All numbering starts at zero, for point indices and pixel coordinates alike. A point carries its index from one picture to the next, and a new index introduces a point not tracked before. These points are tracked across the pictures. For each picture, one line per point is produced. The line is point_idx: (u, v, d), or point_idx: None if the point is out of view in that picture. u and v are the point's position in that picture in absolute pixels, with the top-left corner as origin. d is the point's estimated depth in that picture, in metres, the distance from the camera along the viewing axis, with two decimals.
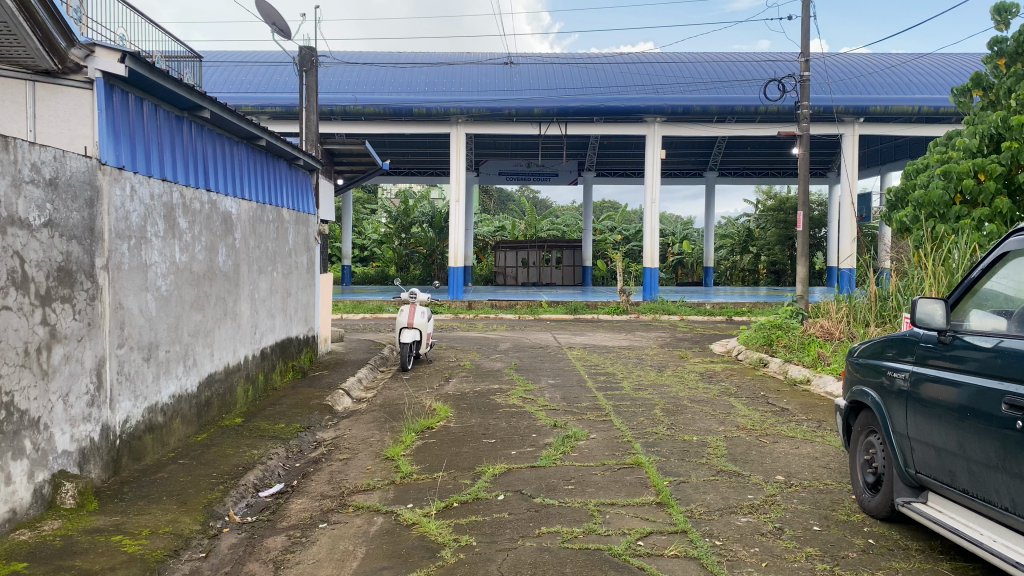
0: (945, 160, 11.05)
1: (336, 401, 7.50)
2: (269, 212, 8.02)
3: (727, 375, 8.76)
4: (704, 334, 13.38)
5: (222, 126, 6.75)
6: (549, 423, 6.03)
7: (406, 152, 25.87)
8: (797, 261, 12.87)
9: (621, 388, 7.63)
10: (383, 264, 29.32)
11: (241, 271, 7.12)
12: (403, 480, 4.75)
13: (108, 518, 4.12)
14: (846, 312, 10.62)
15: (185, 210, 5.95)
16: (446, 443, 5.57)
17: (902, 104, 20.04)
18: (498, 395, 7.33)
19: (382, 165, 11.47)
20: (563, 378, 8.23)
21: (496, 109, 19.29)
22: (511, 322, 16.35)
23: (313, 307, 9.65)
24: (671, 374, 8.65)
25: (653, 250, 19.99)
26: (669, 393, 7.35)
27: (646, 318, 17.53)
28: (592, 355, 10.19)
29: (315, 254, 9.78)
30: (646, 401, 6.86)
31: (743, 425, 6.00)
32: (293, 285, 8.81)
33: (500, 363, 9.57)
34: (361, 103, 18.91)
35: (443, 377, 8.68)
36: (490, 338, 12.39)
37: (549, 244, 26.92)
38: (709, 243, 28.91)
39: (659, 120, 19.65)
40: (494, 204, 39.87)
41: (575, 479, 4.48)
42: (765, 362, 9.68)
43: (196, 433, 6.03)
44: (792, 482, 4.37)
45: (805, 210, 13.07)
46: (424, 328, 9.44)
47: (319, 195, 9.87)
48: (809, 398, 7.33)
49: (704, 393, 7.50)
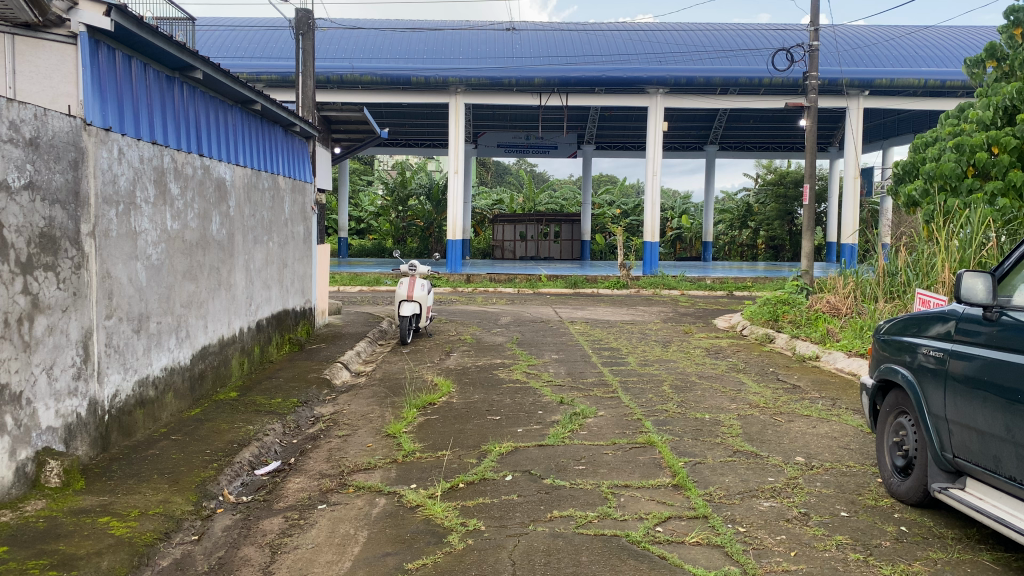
0: (958, 132, 10.78)
1: (334, 375, 7.29)
2: (265, 180, 7.75)
3: (734, 351, 8.56)
4: (707, 309, 13.18)
5: (215, 88, 6.46)
6: (555, 399, 5.82)
7: (404, 122, 25.47)
8: (802, 235, 12.64)
9: (627, 363, 7.42)
10: (379, 236, 29.00)
11: (236, 240, 6.87)
12: (405, 459, 4.54)
13: (95, 498, 3.91)
14: (854, 287, 10.41)
15: (177, 175, 5.68)
16: (449, 420, 5.36)
17: (908, 77, 19.68)
18: (501, 370, 7.12)
19: (380, 133, 11.16)
20: (567, 353, 8.02)
21: (496, 79, 18.91)
22: (510, 296, 16.12)
23: (310, 278, 9.41)
24: (677, 349, 8.44)
25: (654, 223, 19.71)
26: (677, 369, 7.15)
27: (646, 293, 17.32)
28: (595, 330, 9.98)
29: (312, 224, 9.51)
30: (654, 377, 6.65)
31: (755, 402, 5.79)
32: (289, 256, 8.55)
33: (502, 337, 9.35)
34: (358, 71, 18.50)
35: (443, 351, 8.46)
36: (489, 312, 12.17)
37: (547, 219, 26.62)
38: (709, 218, 28.63)
39: (662, 91, 19.29)
40: (491, 177, 39.49)
41: (586, 459, 4.27)
42: (772, 338, 9.47)
43: (189, 408, 5.81)
44: (813, 464, 4.18)
45: (812, 183, 12.81)
46: (423, 302, 9.27)
47: (315, 163, 9.58)
48: (820, 375, 7.13)
49: (713, 369, 7.30)
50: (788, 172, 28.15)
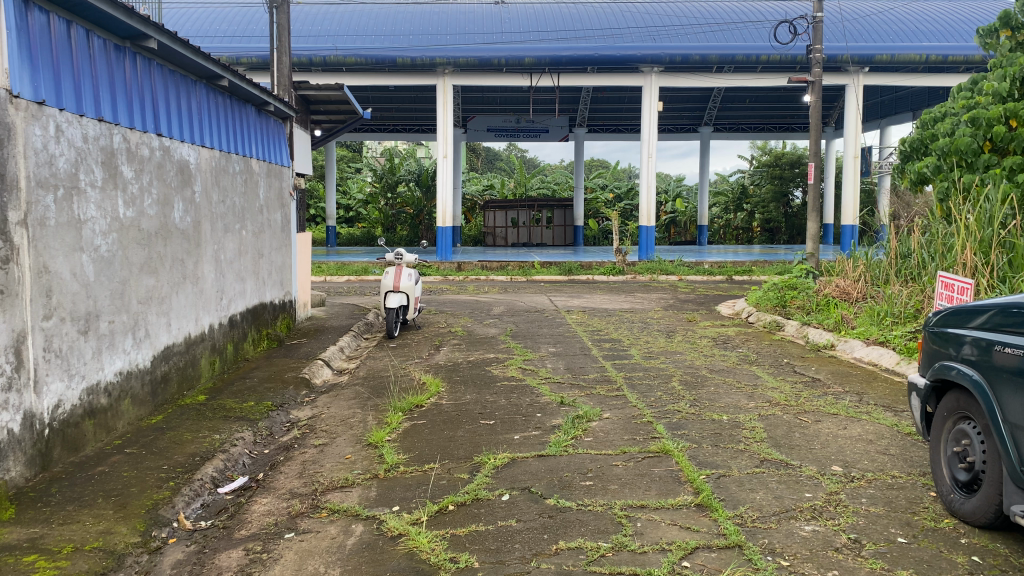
0: (972, 105, 10.23)
1: (313, 374, 6.73)
2: (236, 163, 7.17)
3: (743, 340, 8.03)
4: (708, 295, 12.65)
5: (174, 61, 5.85)
6: (555, 399, 5.28)
7: (391, 106, 24.79)
8: (807, 217, 12.11)
9: (631, 356, 6.88)
10: (368, 225, 28.39)
11: (203, 228, 6.30)
12: (387, 474, 4.00)
13: (24, 530, 3.35)
14: (863, 269, 9.89)
15: (131, 156, 5.09)
16: (438, 426, 4.82)
17: (909, 53, 19.10)
18: (495, 366, 6.58)
19: (363, 113, 10.54)
20: (565, 345, 7.47)
21: (485, 59, 18.26)
22: (502, 284, 15.55)
23: (290, 269, 8.83)
24: (682, 339, 7.91)
25: (650, 207, 19.11)
26: (684, 362, 6.61)
27: (643, 279, 16.78)
28: (593, 319, 9.44)
29: (291, 211, 8.93)
30: (662, 372, 6.12)
31: (776, 400, 5.26)
32: (265, 246, 7.97)
33: (495, 328, 8.81)
34: (341, 52, 17.82)
35: (433, 345, 7.91)
36: (481, 301, 11.61)
37: (539, 204, 25.93)
38: (703, 201, 28.09)
39: (656, 70, 18.70)
40: (481, 163, 38.80)
41: (594, 473, 3.74)
42: (781, 325, 8.94)
43: (150, 415, 5.25)
44: (853, 475, 3.65)
45: (816, 162, 12.24)
46: (411, 292, 8.74)
47: (293, 146, 8.98)
48: (839, 366, 6.62)
49: (722, 361, 6.77)
50: (783, 153, 27.64)
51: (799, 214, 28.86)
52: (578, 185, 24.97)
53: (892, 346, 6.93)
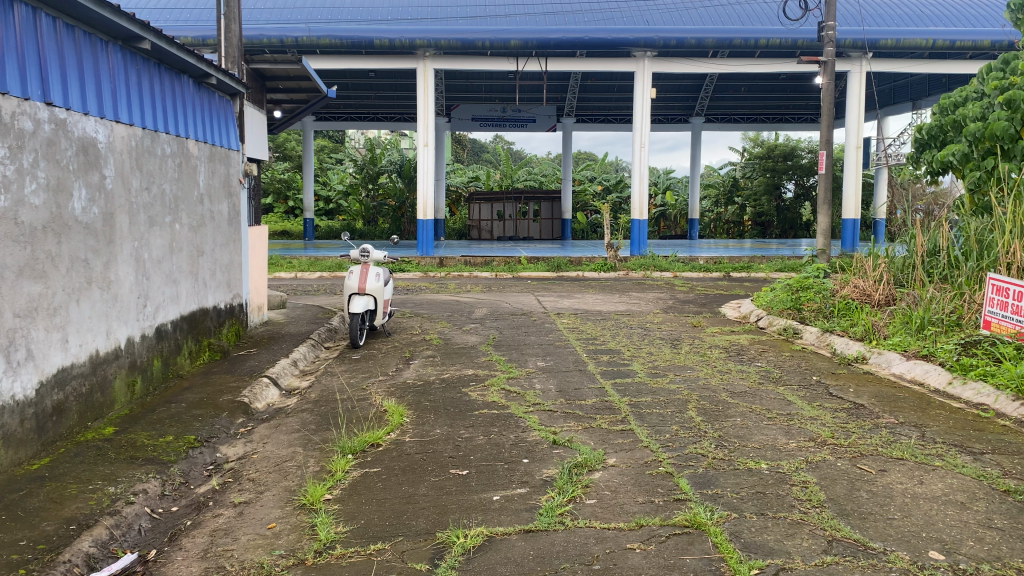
0: (1005, 86, 9.20)
1: (255, 398, 5.62)
2: (166, 144, 6.04)
3: (759, 350, 6.99)
4: (709, 294, 11.63)
5: (73, 14, 4.70)
6: (546, 437, 4.20)
7: (372, 91, 23.64)
8: (818, 209, 11.08)
9: (633, 373, 5.82)
10: (349, 217, 27.22)
11: (117, 221, 5.17)
12: (318, 558, 2.94)
13: None
14: (883, 266, 8.84)
15: (3, 130, 3.96)
16: (396, 478, 3.75)
17: (915, 38, 18.09)
18: (472, 387, 5.49)
19: (327, 92, 9.40)
20: (556, 359, 6.40)
21: (468, 41, 17.08)
22: (485, 281, 14.47)
23: (239, 267, 7.71)
24: (689, 350, 6.85)
25: (642, 200, 18.10)
26: (697, 382, 5.55)
27: (636, 276, 15.77)
28: (586, 324, 8.37)
29: (241, 201, 7.82)
30: (674, 397, 5.06)
31: (821, 438, 4.20)
32: (206, 241, 6.86)
33: (476, 336, 7.72)
34: (315, 33, 16.64)
35: (403, 357, 6.81)
36: (461, 302, 10.51)
37: (526, 196, 24.85)
38: (695, 193, 27.13)
39: (649, 54, 17.66)
40: (467, 155, 37.73)
41: (603, 565, 2.68)
42: (799, 331, 7.91)
43: (32, 458, 4.13)
44: (967, 570, 2.61)
45: (828, 150, 11.16)
46: (380, 295, 7.64)
47: (243, 127, 7.86)
48: (882, 387, 5.59)
49: (741, 380, 5.71)
50: (776, 144, 26.69)
51: (791, 208, 27.95)
52: (566, 178, 23.81)
53: (939, 361, 5.89)
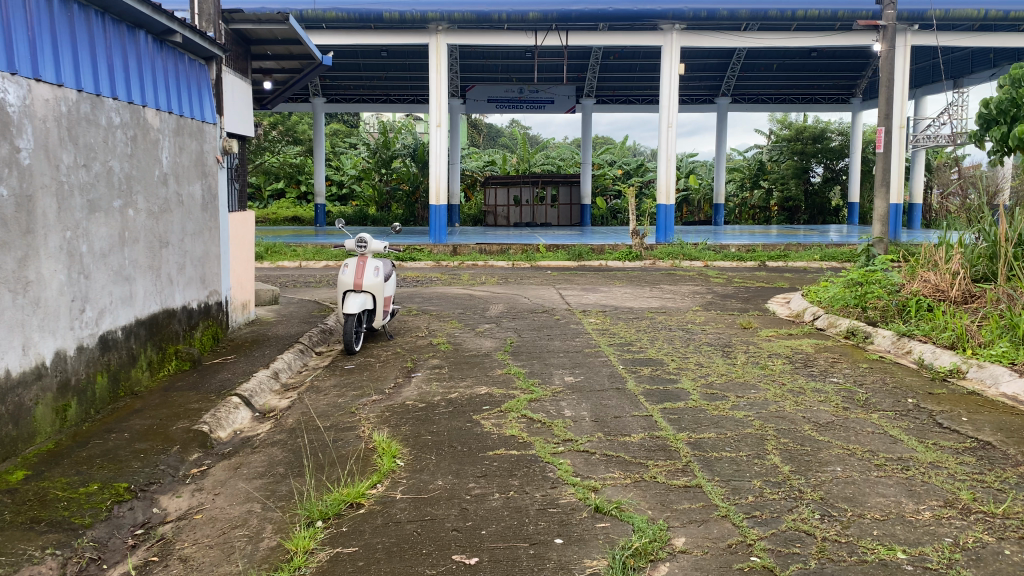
0: None
1: (219, 424, 4.55)
2: (113, 112, 4.95)
3: (830, 361, 5.84)
4: (750, 288, 10.47)
5: None
6: (585, 500, 3.10)
7: (382, 69, 22.54)
8: (876, 192, 9.83)
9: (686, 396, 4.70)
10: (361, 203, 26.14)
11: (38, 205, 4.11)
12: None
13: None
14: (959, 260, 7.59)
15: None
16: (377, 568, 2.65)
17: (965, 8, 16.66)
18: (485, 415, 4.39)
19: (322, 59, 8.26)
20: (587, 373, 5.29)
21: (483, 14, 15.91)
22: (501, 272, 13.37)
23: (217, 260, 6.65)
24: (747, 361, 5.72)
25: (669, 183, 16.91)
26: (768, 409, 4.41)
27: (664, 266, 14.62)
28: (617, 326, 7.24)
29: (219, 183, 6.73)
30: (746, 434, 3.93)
31: (962, 502, 3.05)
32: (170, 229, 5.77)
33: (491, 340, 6.61)
34: (321, 6, 15.56)
35: (403, 368, 5.72)
36: (475, 297, 9.41)
37: (543, 180, 23.67)
38: (721, 177, 25.80)
39: (678, 27, 16.41)
40: (483, 140, 36.54)
41: None
42: (870, 336, 6.74)
43: None
44: None
45: (887, 126, 9.89)
46: (379, 292, 6.55)
47: (220, 96, 6.77)
48: (1002, 414, 4.41)
49: (822, 405, 4.57)
50: (805, 126, 25.47)
51: (820, 191, 26.71)
52: (586, 161, 22.52)
53: None
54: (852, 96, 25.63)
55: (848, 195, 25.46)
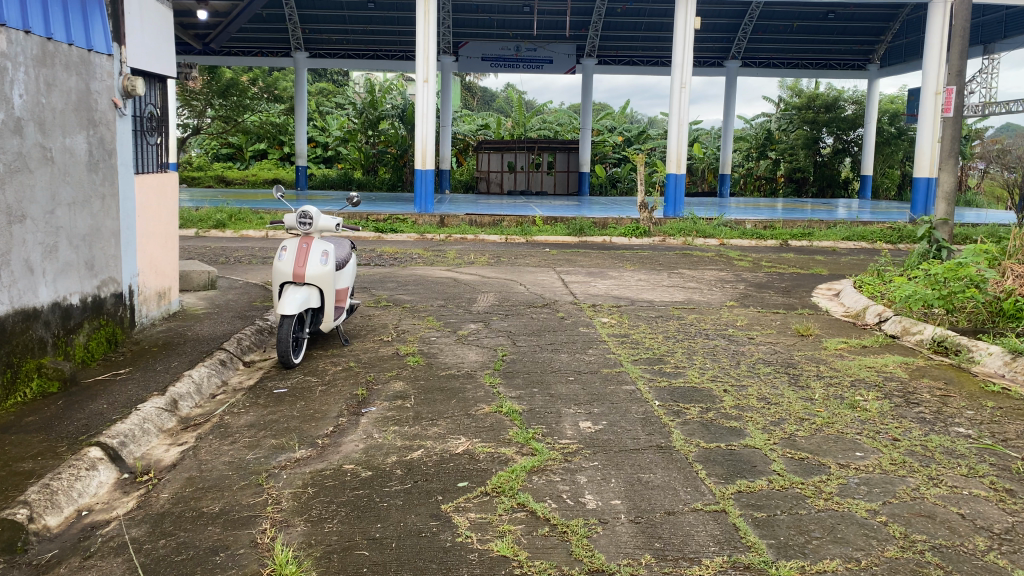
0: None
1: (52, 503, 2.92)
2: None
3: (939, 395, 4.26)
4: (785, 275, 8.90)
5: None
6: None
7: (366, 22, 20.71)
8: (943, 165, 8.18)
9: (767, 467, 3.11)
10: (346, 166, 24.34)
11: None
12: None
13: None
14: None
15: None
16: None
17: None
18: (463, 499, 2.80)
19: None
20: (611, 417, 3.69)
21: None
22: (492, 248, 11.77)
23: (113, 236, 5.00)
24: (828, 396, 4.14)
25: (681, 149, 15.19)
26: (898, 499, 2.85)
27: (676, 243, 13.03)
28: (640, 330, 5.63)
29: (115, 134, 5.04)
30: (894, 567, 2.35)
31: None
32: (29, 197, 4.11)
33: (476, 352, 5.00)
34: None
35: (352, 397, 4.10)
36: (459, 283, 7.78)
37: (539, 146, 21.92)
38: (727, 146, 23.99)
39: None
40: (477, 104, 34.69)
41: None
42: (973, 354, 5.12)
43: None
44: None
45: (958, 86, 8.20)
46: (328, 286, 4.93)
47: (117, 18, 5.08)
48: None
49: (976, 489, 2.98)
50: (817, 93, 23.75)
51: (830, 162, 24.88)
52: (586, 126, 20.80)
53: None
54: (869, 62, 23.84)
55: (861, 168, 23.78)
